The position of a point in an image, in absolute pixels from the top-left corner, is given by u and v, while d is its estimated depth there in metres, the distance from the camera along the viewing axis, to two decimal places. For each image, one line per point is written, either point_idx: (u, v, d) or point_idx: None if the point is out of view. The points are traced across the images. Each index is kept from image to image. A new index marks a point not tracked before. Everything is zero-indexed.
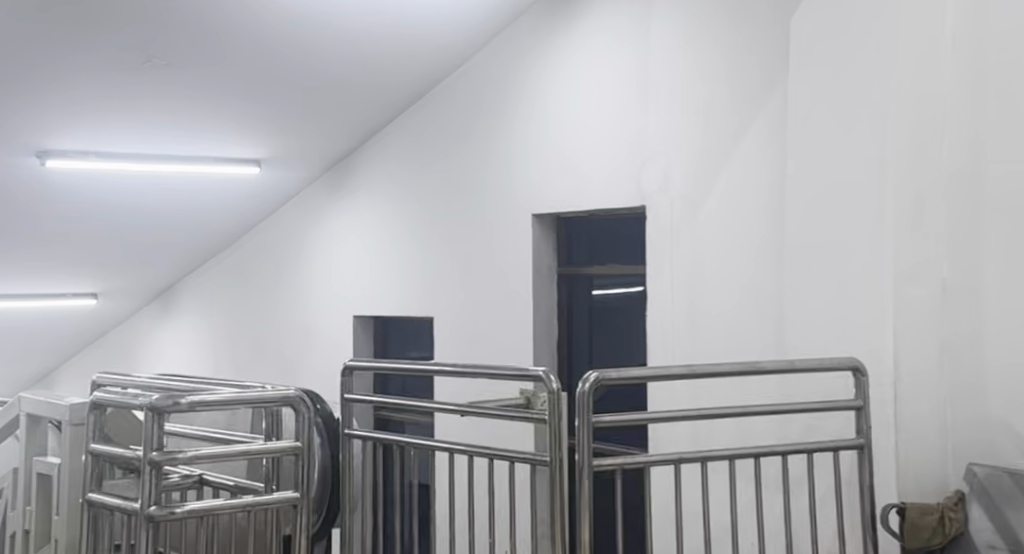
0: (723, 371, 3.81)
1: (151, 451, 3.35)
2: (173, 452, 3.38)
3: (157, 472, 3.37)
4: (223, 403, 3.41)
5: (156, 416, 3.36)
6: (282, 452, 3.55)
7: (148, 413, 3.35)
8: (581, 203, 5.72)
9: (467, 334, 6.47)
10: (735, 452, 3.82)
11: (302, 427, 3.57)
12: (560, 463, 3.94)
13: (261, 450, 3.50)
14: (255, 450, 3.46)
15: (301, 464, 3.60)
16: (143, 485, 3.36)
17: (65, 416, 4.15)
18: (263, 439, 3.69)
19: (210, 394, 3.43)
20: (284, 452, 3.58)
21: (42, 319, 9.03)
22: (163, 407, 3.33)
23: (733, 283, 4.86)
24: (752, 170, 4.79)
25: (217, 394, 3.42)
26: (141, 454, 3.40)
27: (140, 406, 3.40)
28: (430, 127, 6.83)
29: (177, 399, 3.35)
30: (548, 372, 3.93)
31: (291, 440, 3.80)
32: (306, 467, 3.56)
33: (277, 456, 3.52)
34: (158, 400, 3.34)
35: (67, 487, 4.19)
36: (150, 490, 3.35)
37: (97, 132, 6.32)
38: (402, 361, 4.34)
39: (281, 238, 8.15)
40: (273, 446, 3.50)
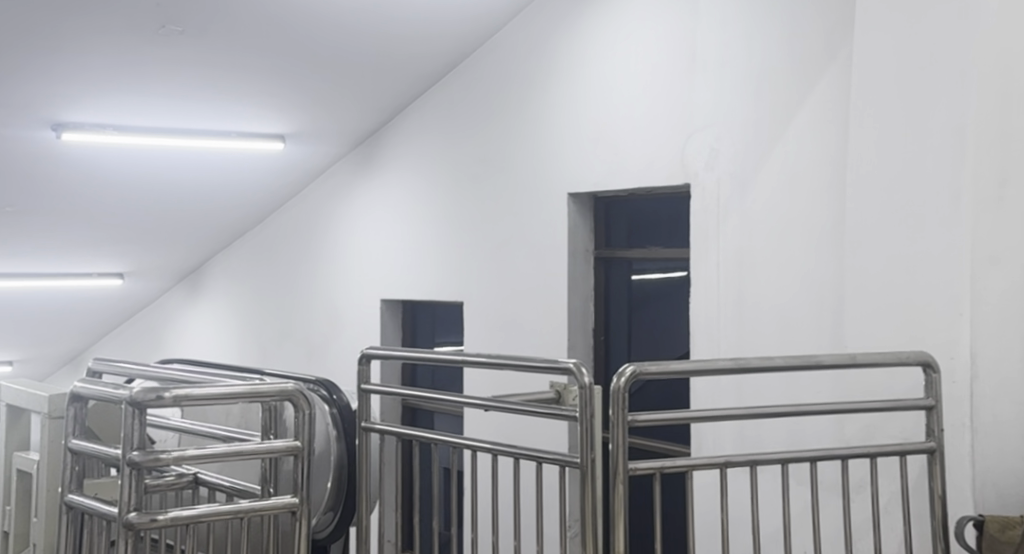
0: (776, 365, 3.41)
1: (131, 450, 3.00)
2: (157, 451, 3.03)
3: (139, 473, 3.02)
4: (213, 398, 3.05)
5: (138, 412, 3.01)
6: (280, 454, 3.17)
7: (129, 408, 3.01)
8: (618, 182, 5.35)
9: (498, 321, 6.11)
10: (788, 455, 3.44)
11: (304, 427, 3.19)
12: (592, 465, 3.54)
13: (257, 450, 3.12)
14: (248, 450, 3.09)
15: (301, 467, 3.20)
16: (121, 489, 3.00)
17: (44, 407, 3.91)
18: (262, 435, 3.30)
19: (199, 387, 3.06)
20: (282, 452, 3.18)
21: (64, 302, 8.80)
22: (144, 402, 2.98)
23: (786, 268, 4.47)
24: (810, 144, 4.38)
25: (206, 388, 3.06)
26: (120, 456, 3.04)
27: (121, 400, 3.04)
28: (460, 101, 6.48)
29: (160, 393, 2.99)
30: (580, 364, 3.55)
31: (292, 437, 3.28)
32: (306, 470, 3.17)
33: (273, 457, 3.13)
34: (139, 394, 2.99)
35: (46, 489, 3.94)
36: (129, 494, 2.99)
37: (113, 103, 6.01)
38: (423, 350, 3.98)
39: (309, 218, 7.83)
40: (269, 446, 3.11)
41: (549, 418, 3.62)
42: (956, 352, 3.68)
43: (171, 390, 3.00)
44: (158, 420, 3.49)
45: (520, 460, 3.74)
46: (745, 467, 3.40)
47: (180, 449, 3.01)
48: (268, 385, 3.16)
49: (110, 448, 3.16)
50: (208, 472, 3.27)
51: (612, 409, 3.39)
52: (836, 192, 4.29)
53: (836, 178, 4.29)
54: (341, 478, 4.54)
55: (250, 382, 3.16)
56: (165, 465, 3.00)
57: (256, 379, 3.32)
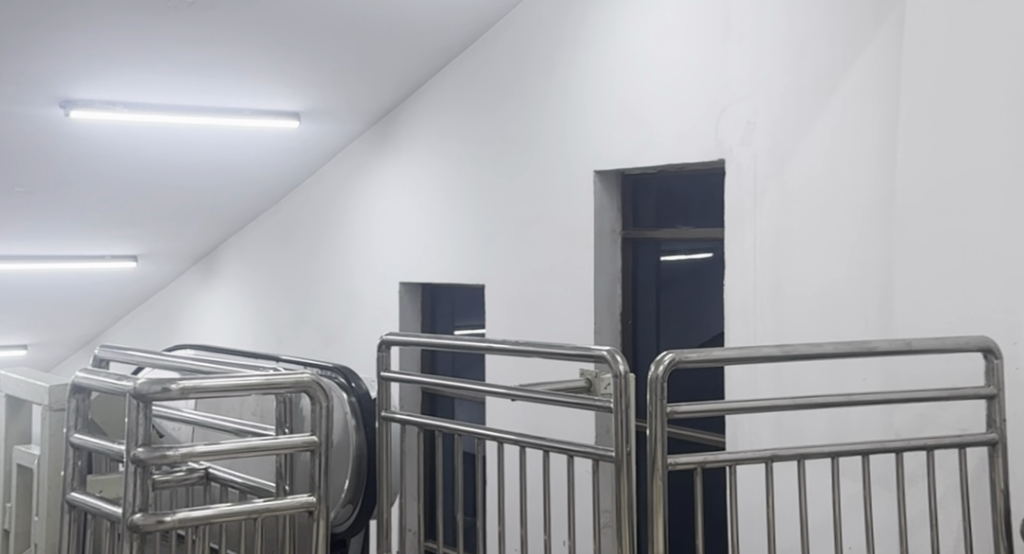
0: (827, 352, 3.21)
1: (136, 446, 2.79)
2: (163, 447, 2.82)
3: (145, 471, 2.81)
4: (224, 390, 2.84)
5: (143, 405, 2.80)
6: (296, 450, 2.96)
7: (133, 401, 2.80)
8: (648, 159, 5.12)
9: (522, 305, 5.90)
10: (839, 448, 3.26)
11: (321, 422, 2.98)
12: (627, 459, 3.33)
13: (270, 445, 2.91)
14: (261, 446, 2.87)
15: (318, 463, 2.98)
16: (125, 487, 2.81)
17: (45, 399, 3.72)
18: (276, 429, 3.08)
19: (208, 378, 2.85)
20: (298, 448, 2.97)
21: (78, 285, 8.63)
22: (148, 395, 2.77)
23: (828, 249, 4.25)
24: (855, 116, 4.15)
25: (217, 380, 2.85)
26: (124, 451, 2.83)
27: (124, 392, 2.83)
28: (481, 75, 6.24)
29: (166, 384, 2.78)
30: (613, 351, 3.33)
31: (308, 431, 3.07)
32: (324, 467, 2.95)
33: (287, 453, 2.92)
34: (143, 387, 2.78)
35: (47, 484, 3.75)
36: (135, 494, 2.79)
37: (124, 79, 5.81)
38: (445, 336, 3.77)
39: (325, 198, 7.63)
40: (283, 441, 2.90)
41: (579, 408, 3.40)
42: (1019, 337, 3.46)
43: (178, 382, 2.80)
44: (164, 412, 3.29)
45: (548, 453, 3.53)
46: (794, 460, 3.23)
47: (189, 444, 2.81)
48: (282, 376, 2.95)
49: (114, 443, 2.96)
50: (219, 467, 3.07)
51: (650, 401, 3.17)
52: (883, 168, 4.05)
53: (881, 154, 4.06)
54: (360, 470, 4.35)
55: (263, 373, 2.94)
56: (172, 463, 2.79)
57: (269, 368, 3.11)
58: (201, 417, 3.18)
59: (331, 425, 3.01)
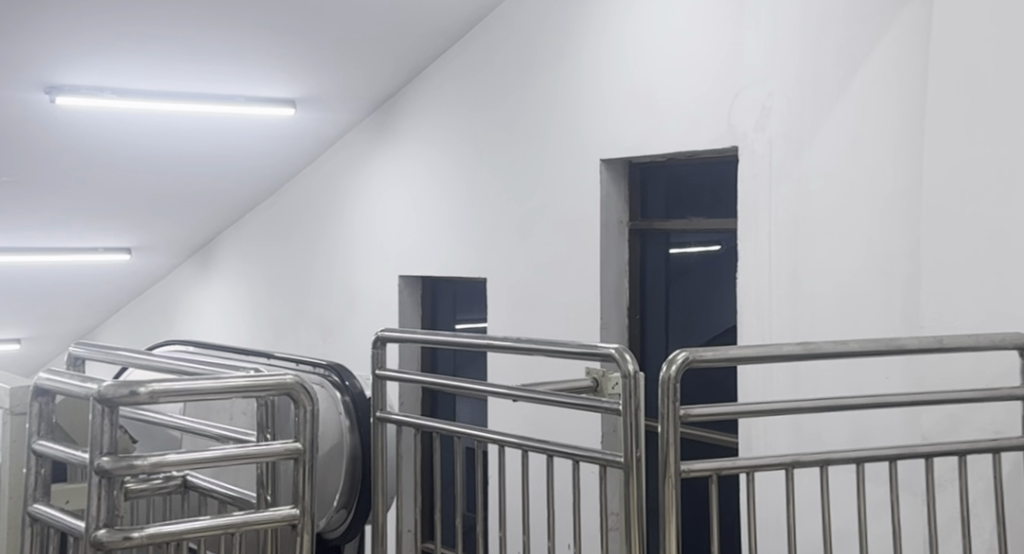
0: (852, 351, 3.00)
1: (100, 456, 2.57)
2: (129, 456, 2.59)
3: (111, 482, 2.59)
4: (196, 392, 2.62)
5: (108, 410, 2.58)
6: (277, 457, 2.74)
7: (97, 406, 2.58)
8: (657, 147, 4.89)
9: (525, 299, 5.68)
10: (864, 452, 3.05)
11: (305, 427, 2.76)
12: (637, 464, 3.09)
13: (248, 454, 2.68)
14: (238, 454, 2.65)
15: (301, 472, 2.76)
16: (89, 500, 2.58)
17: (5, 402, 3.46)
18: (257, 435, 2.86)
19: (179, 381, 2.63)
20: (280, 457, 2.75)
21: (70, 278, 8.41)
22: (115, 399, 2.56)
23: (849, 241, 4.03)
24: (876, 102, 3.93)
25: (191, 382, 2.63)
26: (88, 461, 2.61)
27: (87, 395, 2.62)
28: (482, 62, 6.02)
29: (134, 388, 2.57)
30: (622, 350, 3.10)
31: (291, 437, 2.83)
32: (307, 477, 2.73)
33: (267, 461, 2.70)
34: (109, 390, 2.56)
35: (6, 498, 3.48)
36: (99, 506, 2.57)
37: (112, 64, 5.58)
38: (444, 332, 3.54)
39: (323, 189, 7.41)
40: (262, 450, 2.68)
41: (586, 411, 3.18)
42: None
43: (147, 385, 2.58)
44: (139, 414, 3.08)
45: (552, 458, 3.30)
46: (816, 465, 3.01)
47: (159, 453, 2.59)
48: (263, 378, 2.72)
49: (78, 451, 2.73)
50: (196, 475, 2.84)
51: (662, 403, 2.94)
52: (909, 155, 3.82)
53: (906, 139, 3.83)
54: (354, 471, 4.14)
55: (242, 374, 2.72)
56: (139, 474, 2.57)
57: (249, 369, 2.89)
58: (178, 420, 2.95)
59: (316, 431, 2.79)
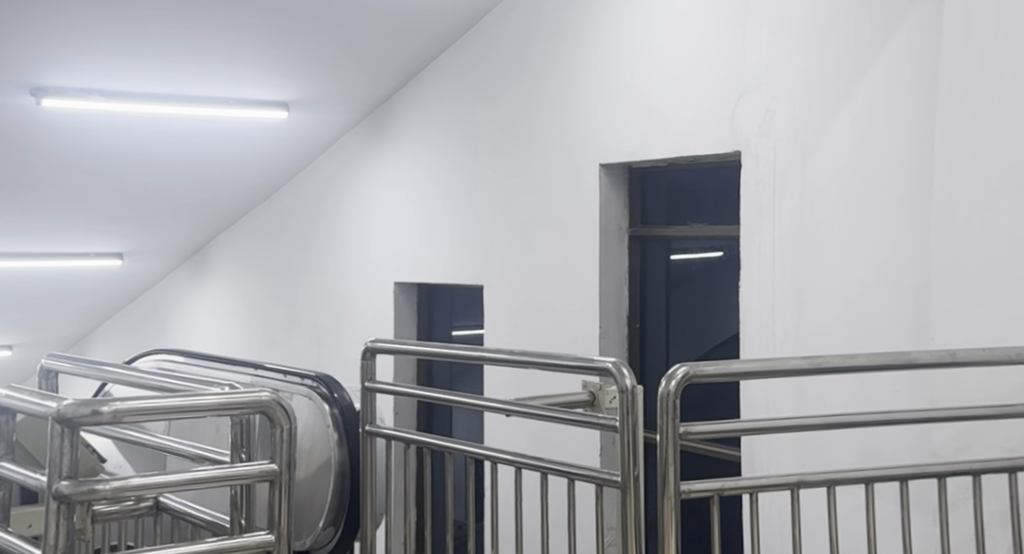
0: (861, 365, 2.86)
1: (60, 479, 2.43)
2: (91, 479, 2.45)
3: (71, 507, 2.44)
4: (162, 411, 2.48)
5: (68, 431, 2.44)
6: (252, 480, 2.60)
7: (56, 427, 2.44)
8: (658, 151, 4.75)
9: (523, 307, 5.54)
10: (873, 472, 2.90)
11: (282, 447, 2.63)
12: (635, 483, 2.95)
13: (220, 476, 2.54)
14: (209, 477, 2.51)
15: (277, 496, 2.62)
16: (47, 526, 2.43)
17: None
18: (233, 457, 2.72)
19: (148, 399, 2.49)
20: (256, 479, 2.61)
21: (62, 284, 8.27)
22: (75, 418, 2.41)
23: (856, 248, 3.89)
24: (884, 105, 3.79)
25: (160, 399, 2.49)
26: (46, 485, 2.47)
27: (46, 414, 2.47)
28: (479, 64, 5.88)
29: (97, 407, 2.43)
30: (619, 364, 2.95)
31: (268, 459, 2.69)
32: (282, 500, 2.60)
33: (240, 484, 2.56)
34: (69, 409, 2.42)
35: None
36: (58, 533, 2.42)
37: (100, 64, 5.44)
38: (435, 344, 3.39)
39: (317, 194, 7.27)
40: (234, 472, 2.54)
41: (582, 427, 3.03)
42: None
43: (110, 403, 2.44)
44: (113, 431, 2.94)
45: (547, 476, 3.15)
46: (822, 486, 2.87)
47: (122, 476, 2.44)
48: (237, 395, 2.60)
49: (37, 473, 2.59)
50: (170, 495, 2.74)
51: (660, 420, 2.80)
52: (920, 160, 3.68)
53: (914, 143, 3.69)
54: (343, 486, 4.00)
55: (217, 391, 2.60)
56: (101, 499, 2.42)
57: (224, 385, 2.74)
58: (151, 438, 2.81)
59: (293, 451, 2.67)
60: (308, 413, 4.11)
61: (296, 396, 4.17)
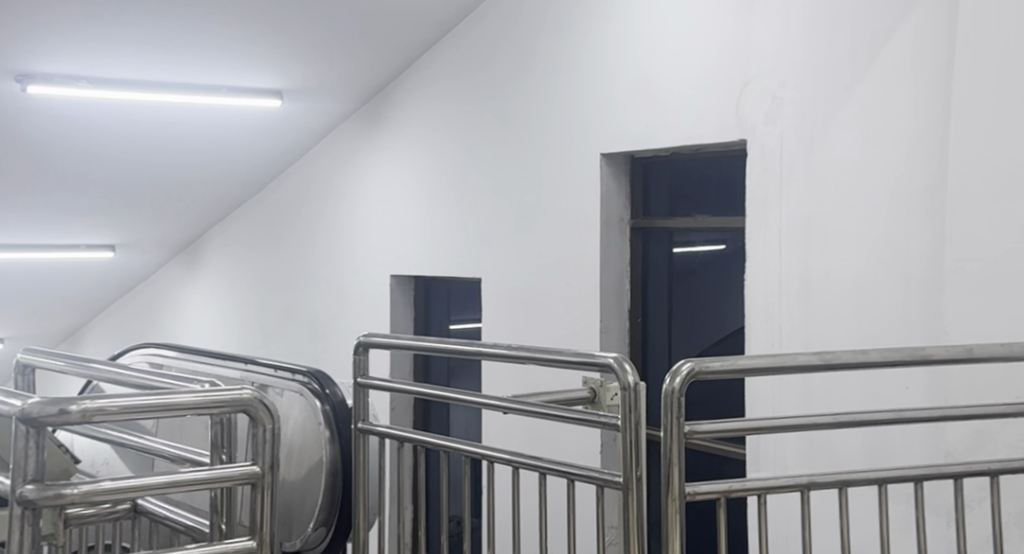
0: (873, 361, 2.73)
1: (25, 484, 2.30)
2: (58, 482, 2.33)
3: (38, 512, 2.32)
4: (136, 411, 2.36)
5: (33, 431, 2.31)
6: (234, 482, 2.48)
7: (20, 427, 2.31)
8: (660, 140, 4.62)
9: (522, 300, 5.40)
10: (885, 472, 2.78)
11: (263, 447, 2.50)
12: (637, 484, 2.82)
13: (199, 480, 2.42)
14: (188, 480, 2.39)
15: (258, 499, 2.50)
16: (12, 533, 2.31)
17: None
18: (212, 459, 2.60)
19: (119, 397, 2.37)
20: (236, 482, 2.50)
21: (52, 277, 8.13)
22: (41, 417, 2.29)
23: (865, 239, 3.75)
24: (901, 89, 3.64)
25: (132, 398, 2.37)
26: (11, 489, 2.34)
27: (10, 414, 2.35)
28: (477, 51, 5.74)
29: (65, 406, 2.30)
30: (622, 360, 2.82)
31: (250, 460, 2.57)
32: (263, 503, 2.49)
33: (220, 487, 2.44)
34: (35, 409, 2.29)
35: None
36: (24, 541, 2.30)
37: (89, 50, 5.29)
38: (430, 338, 3.25)
39: (312, 185, 7.13)
40: (214, 475, 2.43)
41: (582, 425, 2.90)
42: None
43: (78, 402, 2.32)
44: (99, 431, 2.81)
45: (546, 476, 3.02)
46: (833, 487, 2.74)
47: (92, 480, 2.32)
48: (216, 394, 2.46)
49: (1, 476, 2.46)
50: (150, 499, 2.64)
51: (664, 418, 2.66)
52: (934, 146, 3.54)
53: (927, 131, 3.56)
54: (335, 486, 3.88)
55: (193, 390, 2.46)
56: (69, 504, 2.30)
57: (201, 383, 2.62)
58: (131, 438, 2.68)
59: (277, 452, 2.53)
60: (299, 409, 4.00)
61: (287, 392, 4.05)
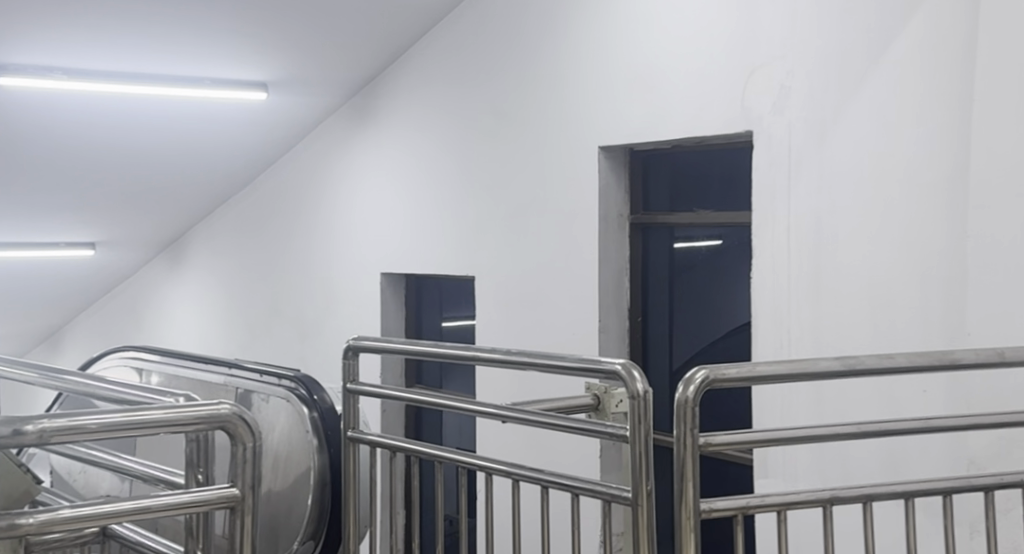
0: (899, 366, 2.53)
1: None
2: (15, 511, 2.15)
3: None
4: (100, 431, 2.18)
5: None
6: (211, 507, 2.32)
7: None
8: (660, 132, 4.43)
9: (517, 299, 5.21)
10: (913, 485, 2.57)
11: (243, 468, 2.34)
12: (647, 499, 2.60)
13: (173, 505, 2.26)
14: (161, 506, 2.22)
15: (237, 524, 2.34)
16: None
17: None
18: (188, 479, 2.42)
19: (81, 415, 2.19)
20: (215, 506, 2.33)
21: (31, 276, 7.92)
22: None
23: (881, 235, 3.56)
24: (919, 76, 3.45)
25: (93, 416, 2.18)
26: None
27: None
28: (470, 41, 5.53)
29: (22, 426, 2.13)
30: (629, 366, 2.61)
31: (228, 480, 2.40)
32: (243, 529, 2.33)
33: (197, 512, 2.28)
34: None
35: None
36: None
37: (63, 39, 5.05)
38: (423, 343, 3.05)
39: (299, 180, 6.92)
40: (189, 499, 2.26)
41: (587, 437, 2.69)
42: None
43: (37, 422, 2.15)
44: (73, 448, 2.60)
45: (548, 490, 2.81)
46: (857, 502, 2.53)
47: (50, 508, 2.15)
48: (192, 409, 2.29)
49: None
50: (121, 523, 2.45)
51: (676, 429, 2.45)
52: (955, 136, 3.35)
53: (948, 120, 3.37)
54: (323, 497, 3.68)
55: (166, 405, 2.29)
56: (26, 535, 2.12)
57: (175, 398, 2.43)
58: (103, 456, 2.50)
59: (258, 471, 2.37)
60: (286, 417, 3.80)
61: (272, 398, 3.86)
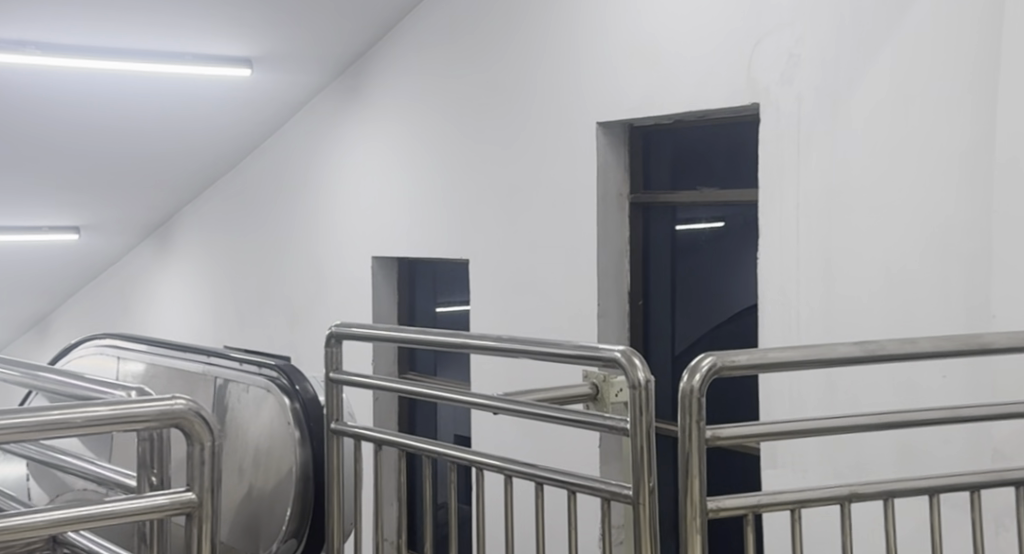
0: (923, 350, 2.30)
1: None
2: None
3: None
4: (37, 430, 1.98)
5: None
6: (165, 513, 2.12)
7: None
8: (660, 106, 4.21)
9: (512, 283, 5.00)
10: (939, 480, 2.34)
11: (199, 470, 2.15)
12: (650, 497, 2.39)
13: (121, 513, 2.06)
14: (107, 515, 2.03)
15: (194, 529, 2.16)
16: None
17: None
18: (140, 480, 2.22)
19: (4, 417, 1.96)
20: (169, 511, 2.13)
21: (15, 261, 7.71)
22: None
23: (899, 210, 3.35)
24: (940, 42, 3.23)
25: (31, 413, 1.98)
26: None
27: None
28: (462, 13, 5.31)
29: None
30: (630, 353, 2.39)
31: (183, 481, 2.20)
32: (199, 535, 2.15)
33: (148, 520, 2.08)
34: None
35: None
36: None
37: (35, 12, 4.81)
38: (412, 329, 2.84)
39: (288, 160, 6.70)
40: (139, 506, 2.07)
41: (585, 429, 2.48)
42: None
43: None
44: (41, 452, 2.42)
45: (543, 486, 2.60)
46: (878, 499, 2.30)
47: None
48: (143, 406, 2.09)
49: None
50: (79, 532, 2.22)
51: (681, 421, 2.24)
52: (980, 104, 3.14)
53: (972, 87, 3.15)
54: (305, 491, 3.49)
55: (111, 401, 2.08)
56: None
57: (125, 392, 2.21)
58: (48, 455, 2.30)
59: (216, 472, 2.18)
60: (267, 407, 3.60)
61: (253, 388, 3.66)
